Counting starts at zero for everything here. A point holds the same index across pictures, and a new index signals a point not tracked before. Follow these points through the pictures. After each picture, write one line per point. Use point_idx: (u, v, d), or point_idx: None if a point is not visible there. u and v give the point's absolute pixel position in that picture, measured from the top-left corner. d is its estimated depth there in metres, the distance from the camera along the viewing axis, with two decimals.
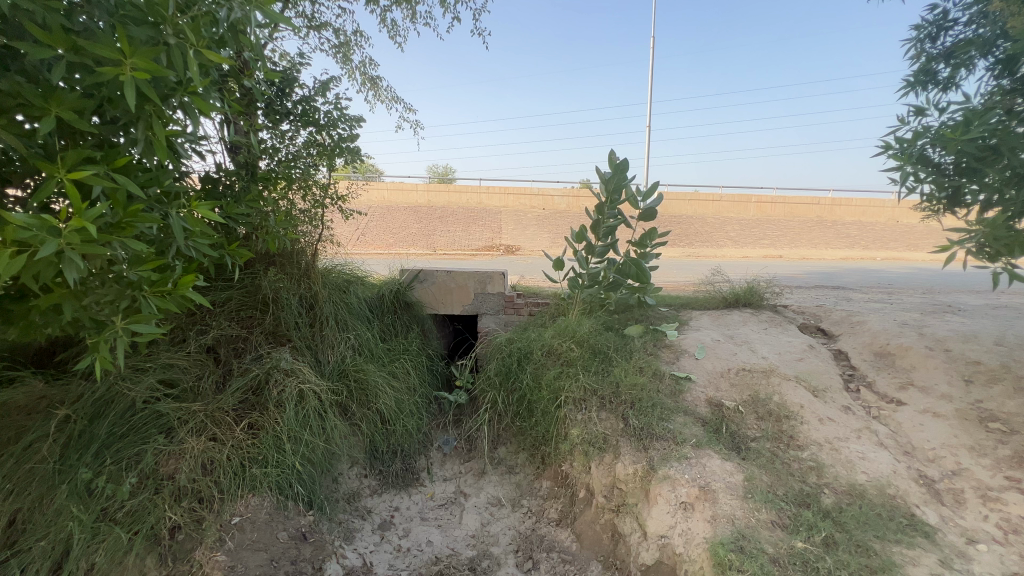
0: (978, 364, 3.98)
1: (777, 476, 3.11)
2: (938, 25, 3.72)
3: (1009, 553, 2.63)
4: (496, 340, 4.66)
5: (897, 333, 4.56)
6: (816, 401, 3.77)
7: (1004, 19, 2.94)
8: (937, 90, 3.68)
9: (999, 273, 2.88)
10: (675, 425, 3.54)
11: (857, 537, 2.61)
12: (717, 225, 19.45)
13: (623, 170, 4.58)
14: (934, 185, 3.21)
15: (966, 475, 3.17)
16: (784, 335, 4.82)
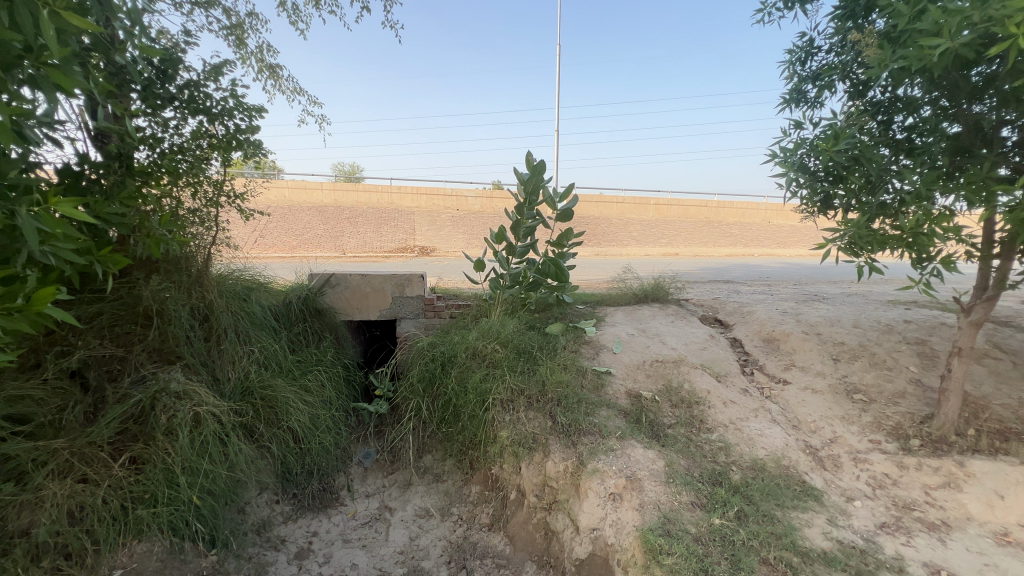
0: (843, 344, 4.63)
1: (692, 459, 3.34)
2: (806, 51, 4.25)
3: (878, 506, 3.06)
4: (417, 345, 4.49)
5: (780, 320, 5.16)
6: (719, 386, 4.13)
7: (860, 48, 3.40)
8: (807, 108, 4.20)
9: (863, 266, 3.34)
10: (600, 418, 3.66)
11: (763, 508, 2.87)
12: (622, 226, 20.65)
13: (541, 172, 4.64)
14: (810, 189, 3.66)
15: (841, 441, 3.64)
16: (689, 327, 5.22)
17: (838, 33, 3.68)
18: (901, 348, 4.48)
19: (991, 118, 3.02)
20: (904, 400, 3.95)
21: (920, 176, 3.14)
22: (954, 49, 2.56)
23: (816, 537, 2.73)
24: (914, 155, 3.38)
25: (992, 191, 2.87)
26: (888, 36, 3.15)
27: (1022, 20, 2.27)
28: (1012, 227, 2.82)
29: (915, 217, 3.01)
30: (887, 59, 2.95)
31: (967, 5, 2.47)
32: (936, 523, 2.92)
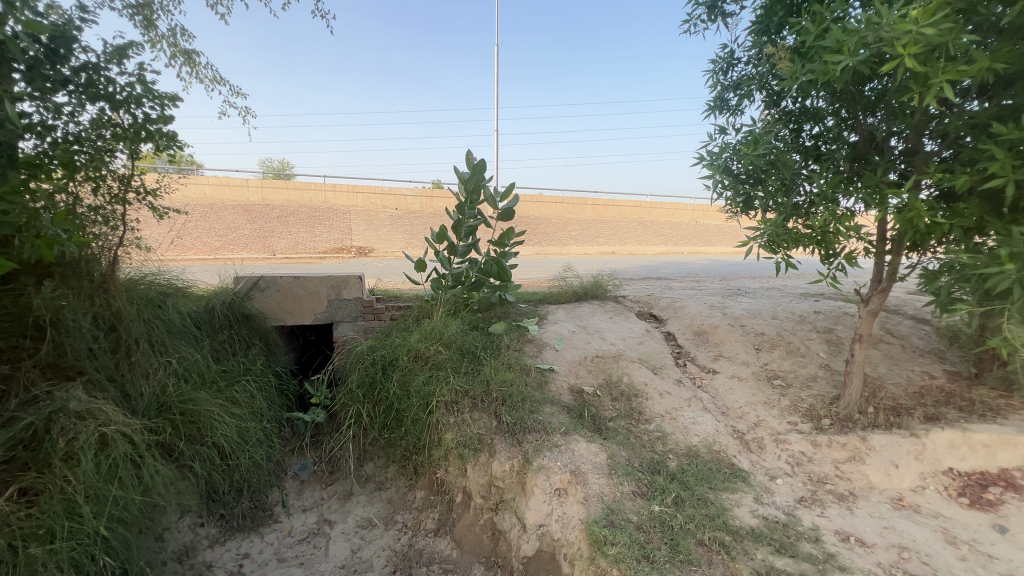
0: (763, 334, 5.01)
1: (633, 449, 3.47)
2: (728, 61, 4.54)
3: (797, 482, 3.34)
4: (356, 349, 4.33)
5: (708, 314, 5.49)
6: (656, 378, 4.32)
7: (775, 61, 3.67)
8: (729, 115, 4.49)
9: (780, 262, 3.60)
10: (544, 416, 3.70)
11: (697, 492, 3.04)
12: (561, 226, 21.09)
13: (481, 171, 4.60)
14: (733, 191, 3.93)
15: (764, 425, 3.93)
16: (626, 322, 5.42)
17: (755, 45, 3.96)
18: (812, 336, 4.91)
19: (882, 128, 3.39)
20: (816, 384, 4.34)
21: (826, 180, 3.46)
22: (854, 65, 2.83)
23: (745, 515, 2.92)
24: (821, 161, 3.71)
25: (884, 194, 3.21)
26: (798, 51, 3.44)
27: (907, 42, 2.56)
28: (900, 227, 3.19)
29: (822, 217, 3.32)
30: (798, 71, 3.21)
31: (863, 26, 2.75)
32: (845, 494, 3.22)
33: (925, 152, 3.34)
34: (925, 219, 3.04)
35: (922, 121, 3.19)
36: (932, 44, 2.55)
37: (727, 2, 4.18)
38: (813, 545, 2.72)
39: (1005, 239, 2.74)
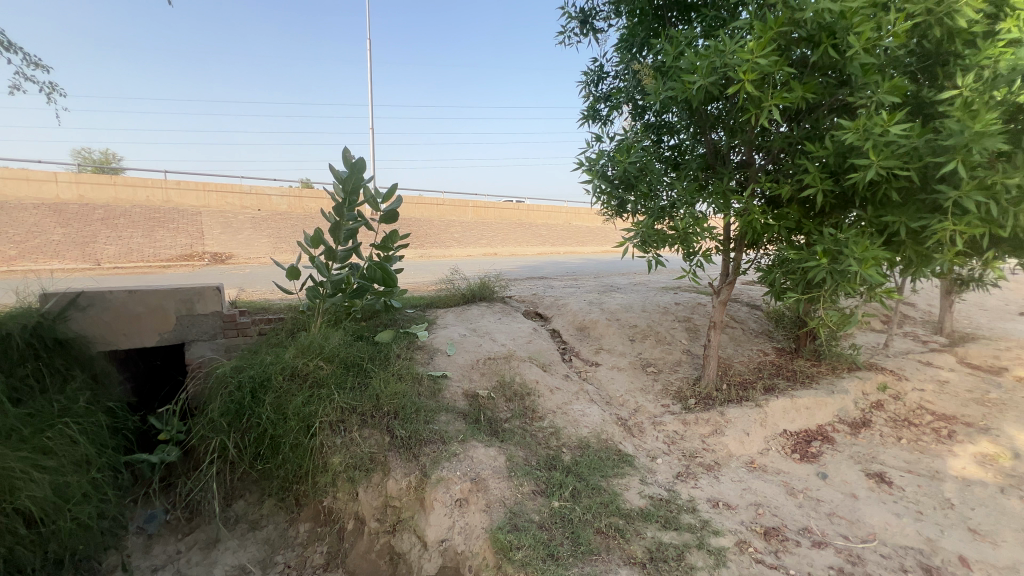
0: (636, 326, 5.47)
1: (529, 448, 3.53)
2: (598, 74, 4.87)
3: (673, 460, 3.70)
4: (217, 372, 3.76)
5: (588, 310, 5.85)
6: (545, 375, 4.45)
7: (640, 78, 4.02)
8: (601, 125, 4.82)
9: (651, 261, 3.96)
10: (440, 425, 3.58)
11: (592, 482, 3.19)
12: (444, 228, 20.89)
13: (361, 170, 4.29)
14: (608, 195, 4.22)
15: (642, 409, 4.29)
16: (514, 322, 5.53)
17: (622, 61, 4.30)
18: (675, 325, 5.51)
19: (725, 143, 3.91)
20: (681, 368, 4.87)
21: (684, 187, 3.89)
22: (705, 86, 3.23)
23: (634, 497, 3.15)
24: (679, 169, 4.17)
25: (728, 200, 3.72)
26: (659, 69, 3.81)
27: (747, 69, 3.00)
28: (742, 228, 3.71)
29: (684, 220, 3.72)
30: (661, 87, 3.55)
31: (711, 52, 3.14)
32: (711, 465, 3.65)
33: (757, 165, 3.93)
34: (760, 221, 3.58)
35: (755, 138, 3.75)
36: (764, 72, 3.02)
37: (597, 19, 4.47)
38: (691, 515, 3.02)
39: (818, 238, 3.34)
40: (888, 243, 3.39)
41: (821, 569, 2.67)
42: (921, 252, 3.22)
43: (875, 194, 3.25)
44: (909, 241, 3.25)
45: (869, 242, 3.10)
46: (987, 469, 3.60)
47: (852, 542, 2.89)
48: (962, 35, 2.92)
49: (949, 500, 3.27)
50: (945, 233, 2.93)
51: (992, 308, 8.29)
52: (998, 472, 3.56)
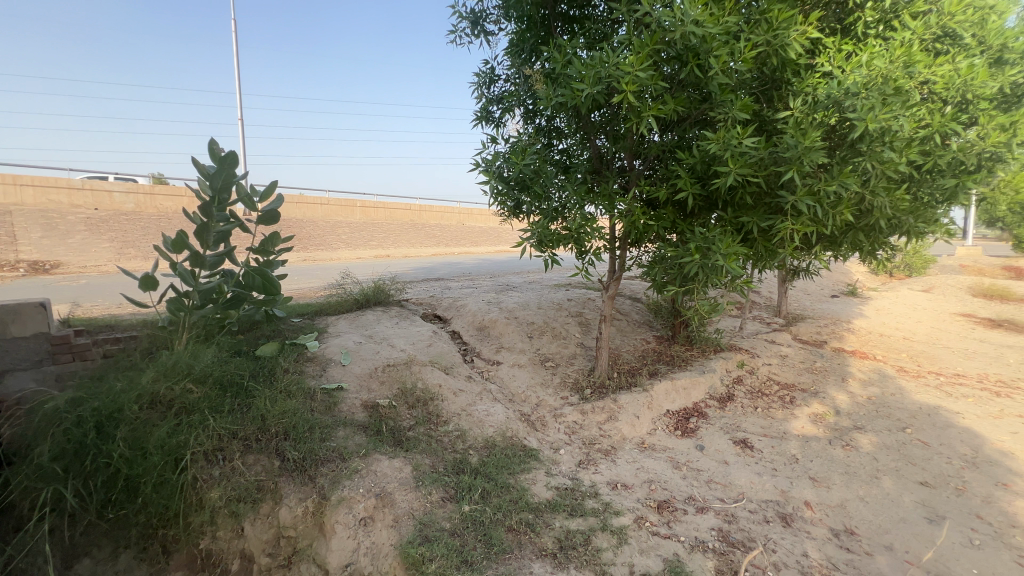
0: (534, 323, 5.64)
1: (435, 455, 3.45)
2: (489, 77, 4.92)
3: (574, 449, 3.88)
4: (47, 408, 3.09)
5: (487, 309, 5.89)
6: (448, 378, 4.38)
7: (531, 82, 4.15)
8: (494, 127, 4.88)
9: (548, 260, 4.10)
10: (338, 441, 3.34)
11: (501, 480, 3.21)
12: (330, 230, 19.61)
13: (233, 165, 3.79)
14: (504, 196, 4.29)
15: (543, 404, 4.43)
16: (413, 326, 5.36)
17: (514, 65, 4.40)
18: (570, 320, 5.80)
19: (609, 149, 4.20)
20: (576, 360, 5.13)
21: (575, 189, 4.10)
22: (592, 94, 3.44)
23: (541, 490, 3.24)
24: (569, 172, 4.38)
25: (614, 202, 4.00)
26: (549, 76, 3.97)
27: (628, 81, 3.27)
28: (627, 228, 4.01)
29: (576, 220, 3.91)
30: (551, 93, 3.71)
31: (596, 63, 3.36)
32: (608, 449, 3.91)
33: (637, 170, 4.29)
34: (642, 221, 3.91)
35: (634, 145, 4.08)
36: (642, 85, 3.31)
37: (487, 21, 4.51)
38: (594, 500, 3.19)
39: (691, 236, 3.73)
40: (743, 240, 3.92)
41: (705, 531, 2.99)
42: (768, 248, 3.77)
43: (732, 198, 3.73)
44: (759, 239, 3.78)
45: (730, 240, 3.56)
46: (819, 426, 4.35)
47: (727, 503, 3.29)
48: (791, 65, 3.49)
49: (795, 456, 3.88)
50: (786, 231, 3.46)
51: (812, 292, 10.07)
52: (827, 427, 4.32)
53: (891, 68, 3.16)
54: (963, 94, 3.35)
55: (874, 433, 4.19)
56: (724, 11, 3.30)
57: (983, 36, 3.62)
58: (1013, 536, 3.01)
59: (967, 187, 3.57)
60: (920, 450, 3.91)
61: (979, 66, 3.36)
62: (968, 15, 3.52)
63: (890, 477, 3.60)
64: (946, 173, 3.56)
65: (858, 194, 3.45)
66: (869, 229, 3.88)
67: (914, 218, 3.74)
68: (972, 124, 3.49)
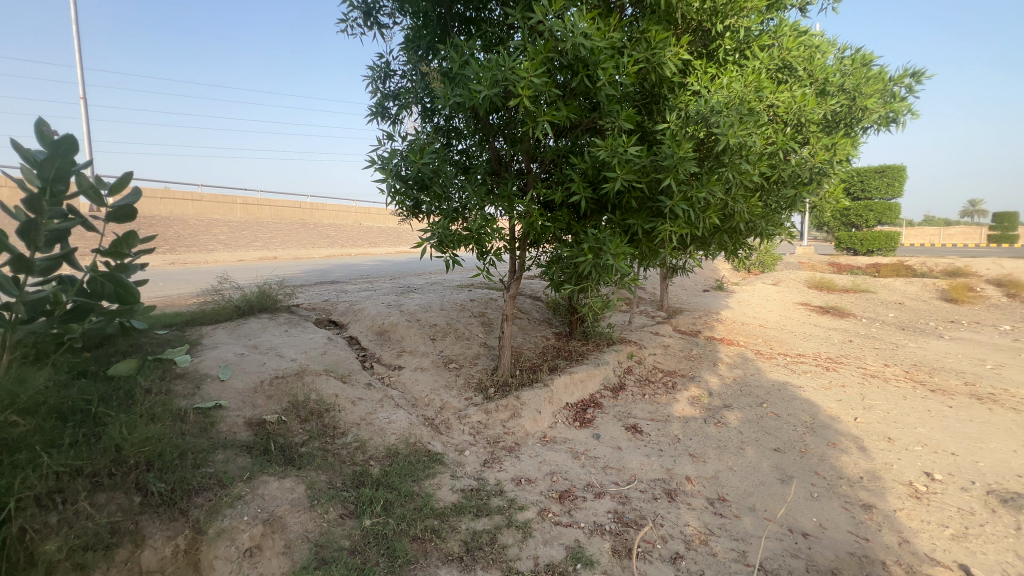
0: (436, 325, 5.55)
1: (332, 469, 3.23)
2: (384, 72, 4.75)
3: (479, 449, 3.89)
4: None
5: (387, 313, 5.67)
6: (345, 387, 4.14)
7: (428, 80, 4.08)
8: (390, 123, 4.71)
9: (449, 260, 4.05)
10: (216, 466, 2.99)
11: (404, 489, 3.11)
12: (203, 229, 17.69)
13: (70, 150, 3.17)
14: (403, 196, 4.16)
15: (447, 406, 4.37)
16: (304, 333, 4.98)
17: (410, 61, 4.29)
18: (472, 321, 5.81)
19: (507, 151, 4.27)
20: (480, 360, 5.15)
21: (475, 190, 4.11)
22: (489, 96, 3.48)
23: (446, 494, 3.20)
24: (469, 173, 4.36)
25: (512, 203, 4.09)
26: (446, 75, 3.94)
27: (524, 86, 3.37)
28: (525, 229, 4.12)
29: (476, 221, 3.92)
30: (449, 93, 3.68)
31: (492, 65, 3.41)
32: (512, 446, 3.98)
33: (534, 173, 4.42)
34: (539, 222, 4.04)
35: (531, 148, 4.20)
36: (537, 91, 3.43)
37: (380, 14, 4.35)
38: (499, 498, 3.23)
39: (585, 237, 3.94)
40: (630, 241, 4.23)
41: (603, 514, 3.18)
42: (651, 248, 4.12)
43: (620, 202, 4.02)
44: (644, 240, 4.11)
45: (619, 241, 3.82)
46: (696, 407, 4.87)
47: (621, 486, 3.54)
48: (667, 82, 3.84)
49: (677, 436, 4.29)
50: (666, 232, 3.81)
51: (688, 288, 11.25)
52: (702, 408, 4.85)
53: (746, 91, 3.62)
54: (799, 117, 3.94)
55: (739, 409, 4.79)
56: (608, 27, 3.54)
57: (812, 70, 4.30)
58: (841, 485, 3.64)
59: (803, 196, 4.22)
60: (773, 422, 4.55)
61: (810, 95, 3.99)
62: (800, 51, 4.16)
63: (752, 447, 4.15)
64: (788, 184, 4.17)
65: (722, 200, 3.91)
66: (732, 231, 4.43)
67: (765, 222, 4.34)
68: (806, 143, 4.12)
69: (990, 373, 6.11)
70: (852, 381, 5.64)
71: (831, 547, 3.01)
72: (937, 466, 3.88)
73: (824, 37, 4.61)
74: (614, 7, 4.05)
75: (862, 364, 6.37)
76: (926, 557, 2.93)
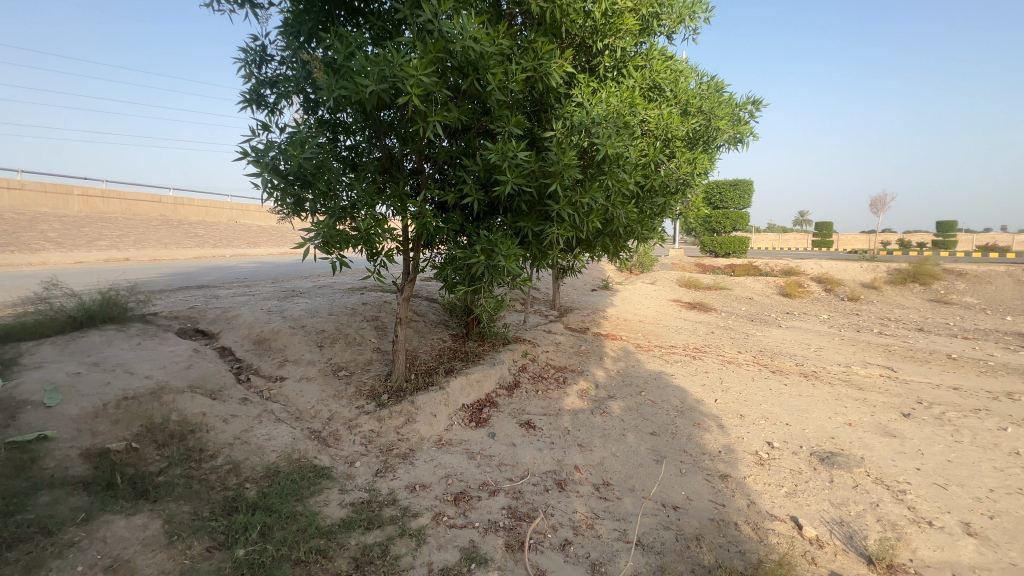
0: (324, 331, 5.20)
1: (198, 498, 2.87)
2: (260, 55, 4.33)
3: (371, 459, 3.72)
4: None
5: (267, 320, 5.17)
6: (215, 403, 3.69)
7: (310, 69, 3.81)
8: (267, 113, 4.31)
9: (336, 262, 3.78)
10: (40, 510, 2.48)
11: (285, 510, 2.86)
12: (27, 224, 14.74)
13: None
14: (283, 193, 3.82)
15: (336, 416, 4.12)
16: (163, 346, 4.34)
17: (289, 48, 3.98)
18: (364, 325, 5.55)
19: (399, 150, 4.15)
20: (373, 365, 4.93)
21: (363, 189, 3.92)
22: (376, 91, 3.35)
23: (334, 511, 3.01)
24: (357, 171, 4.15)
25: (404, 204, 3.99)
26: (330, 66, 3.72)
27: (412, 84, 3.31)
28: (418, 229, 4.04)
29: (365, 221, 3.74)
30: (333, 85, 3.49)
31: (380, 60, 3.30)
32: (406, 453, 3.87)
33: (426, 173, 4.36)
34: (432, 224, 3.99)
35: (423, 149, 4.13)
36: (427, 90, 3.39)
37: None
38: (392, 507, 3.13)
39: (477, 239, 3.98)
40: (522, 243, 4.35)
41: (497, 512, 3.23)
42: (541, 250, 4.29)
43: (511, 205, 4.13)
44: (534, 242, 4.26)
45: (510, 243, 3.92)
46: (584, 399, 5.18)
47: (515, 482, 3.63)
48: (553, 92, 4.03)
49: (567, 428, 4.52)
50: (553, 235, 4.00)
51: (578, 288, 11.97)
52: (590, 400, 5.17)
53: (622, 106, 3.94)
54: (666, 133, 4.39)
55: (622, 399, 5.20)
56: (497, 33, 3.61)
57: (678, 92, 4.82)
58: (704, 460, 4.12)
59: (671, 204, 4.71)
60: (650, 408, 5.01)
61: (676, 113, 4.47)
62: (667, 74, 4.63)
63: (632, 433, 4.52)
64: (658, 193, 4.62)
65: (603, 206, 4.20)
66: (612, 235, 4.79)
67: (640, 226, 4.76)
68: (673, 157, 4.60)
69: (813, 355, 7.37)
70: (713, 368, 6.43)
71: (696, 515, 3.39)
72: (776, 435, 4.58)
73: (687, 63, 5.18)
74: (504, 14, 4.14)
75: (721, 352, 7.29)
76: (767, 514, 3.44)
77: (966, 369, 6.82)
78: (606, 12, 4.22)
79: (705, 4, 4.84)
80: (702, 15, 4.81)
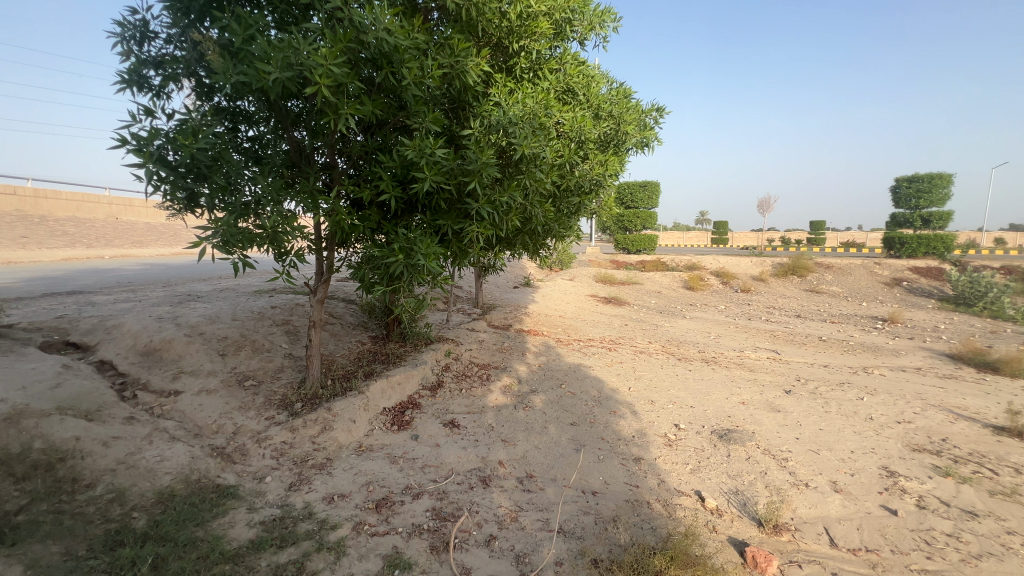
0: (226, 338, 4.77)
1: (72, 535, 2.51)
2: (141, 31, 3.85)
3: (284, 472, 3.48)
4: None
5: (156, 328, 4.62)
6: (92, 425, 3.24)
7: (201, 49, 3.44)
8: (151, 96, 3.84)
9: (238, 262, 3.46)
10: None
11: (182, 538, 2.60)
12: None
13: None
14: (172, 186, 3.42)
15: (243, 429, 3.80)
16: (23, 363, 3.73)
17: (176, 25, 3.57)
18: (273, 330, 5.17)
19: (308, 143, 3.90)
20: (284, 373, 4.60)
21: (269, 183, 3.63)
22: (281, 79, 3.12)
23: (241, 532, 2.78)
24: (261, 164, 3.83)
25: (316, 200, 3.76)
26: (227, 48, 3.40)
27: (321, 73, 3.12)
28: (332, 228, 3.85)
29: (271, 218, 3.47)
30: (230, 69, 3.19)
31: (284, 46, 3.08)
32: (322, 462, 3.67)
33: (340, 168, 4.15)
34: (347, 221, 3.82)
35: (335, 143, 3.93)
36: (338, 81, 3.22)
37: None
38: (308, 522, 2.95)
39: (395, 236, 3.88)
40: (441, 241, 4.30)
41: (421, 514, 3.18)
42: (460, 248, 4.27)
43: (430, 203, 4.07)
44: (454, 240, 4.24)
45: (429, 241, 3.86)
46: (507, 395, 5.25)
47: (439, 483, 3.59)
48: (470, 91, 4.02)
49: (491, 425, 4.56)
50: (473, 233, 4.00)
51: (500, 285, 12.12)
52: (513, 395, 5.26)
53: (537, 107, 4.03)
54: (580, 136, 4.56)
55: (543, 393, 5.34)
56: (412, 27, 3.53)
57: (591, 96, 5.03)
58: (619, 445, 4.37)
59: (585, 203, 4.92)
60: (570, 400, 5.21)
61: (588, 117, 4.67)
62: (580, 78, 4.82)
63: (554, 425, 4.67)
64: (574, 193, 4.80)
65: (522, 205, 4.28)
66: (531, 233, 4.90)
67: (557, 224, 4.92)
68: (587, 158, 4.81)
69: (712, 342, 8.11)
70: (627, 358, 6.83)
71: (612, 498, 3.59)
72: (682, 417, 4.97)
73: (598, 69, 5.42)
74: (419, 9, 4.06)
75: (633, 343, 7.77)
76: (675, 491, 3.73)
77: (833, 348, 7.89)
78: (522, 14, 4.29)
79: (614, 15, 5.10)
80: (611, 24, 5.06)
